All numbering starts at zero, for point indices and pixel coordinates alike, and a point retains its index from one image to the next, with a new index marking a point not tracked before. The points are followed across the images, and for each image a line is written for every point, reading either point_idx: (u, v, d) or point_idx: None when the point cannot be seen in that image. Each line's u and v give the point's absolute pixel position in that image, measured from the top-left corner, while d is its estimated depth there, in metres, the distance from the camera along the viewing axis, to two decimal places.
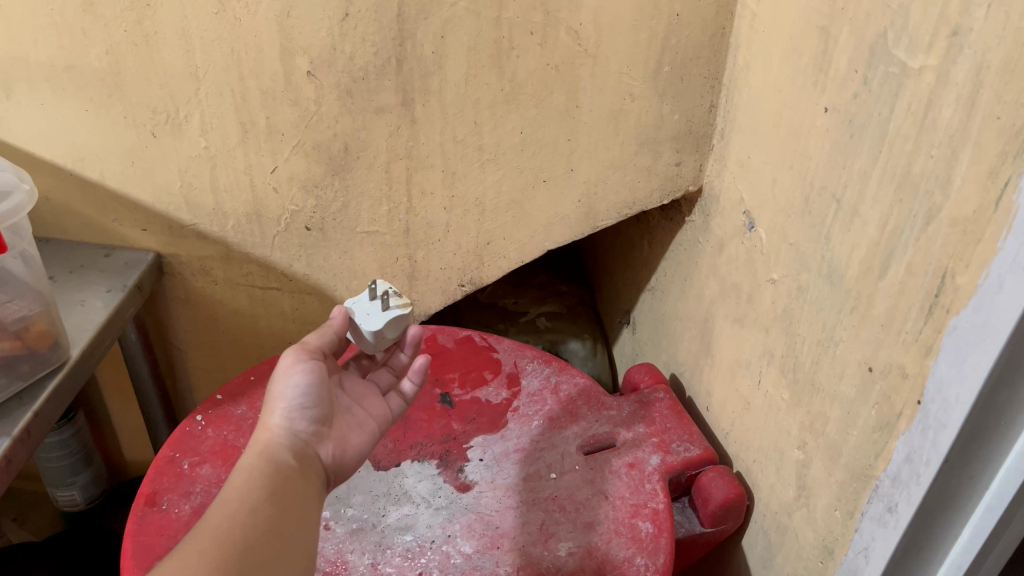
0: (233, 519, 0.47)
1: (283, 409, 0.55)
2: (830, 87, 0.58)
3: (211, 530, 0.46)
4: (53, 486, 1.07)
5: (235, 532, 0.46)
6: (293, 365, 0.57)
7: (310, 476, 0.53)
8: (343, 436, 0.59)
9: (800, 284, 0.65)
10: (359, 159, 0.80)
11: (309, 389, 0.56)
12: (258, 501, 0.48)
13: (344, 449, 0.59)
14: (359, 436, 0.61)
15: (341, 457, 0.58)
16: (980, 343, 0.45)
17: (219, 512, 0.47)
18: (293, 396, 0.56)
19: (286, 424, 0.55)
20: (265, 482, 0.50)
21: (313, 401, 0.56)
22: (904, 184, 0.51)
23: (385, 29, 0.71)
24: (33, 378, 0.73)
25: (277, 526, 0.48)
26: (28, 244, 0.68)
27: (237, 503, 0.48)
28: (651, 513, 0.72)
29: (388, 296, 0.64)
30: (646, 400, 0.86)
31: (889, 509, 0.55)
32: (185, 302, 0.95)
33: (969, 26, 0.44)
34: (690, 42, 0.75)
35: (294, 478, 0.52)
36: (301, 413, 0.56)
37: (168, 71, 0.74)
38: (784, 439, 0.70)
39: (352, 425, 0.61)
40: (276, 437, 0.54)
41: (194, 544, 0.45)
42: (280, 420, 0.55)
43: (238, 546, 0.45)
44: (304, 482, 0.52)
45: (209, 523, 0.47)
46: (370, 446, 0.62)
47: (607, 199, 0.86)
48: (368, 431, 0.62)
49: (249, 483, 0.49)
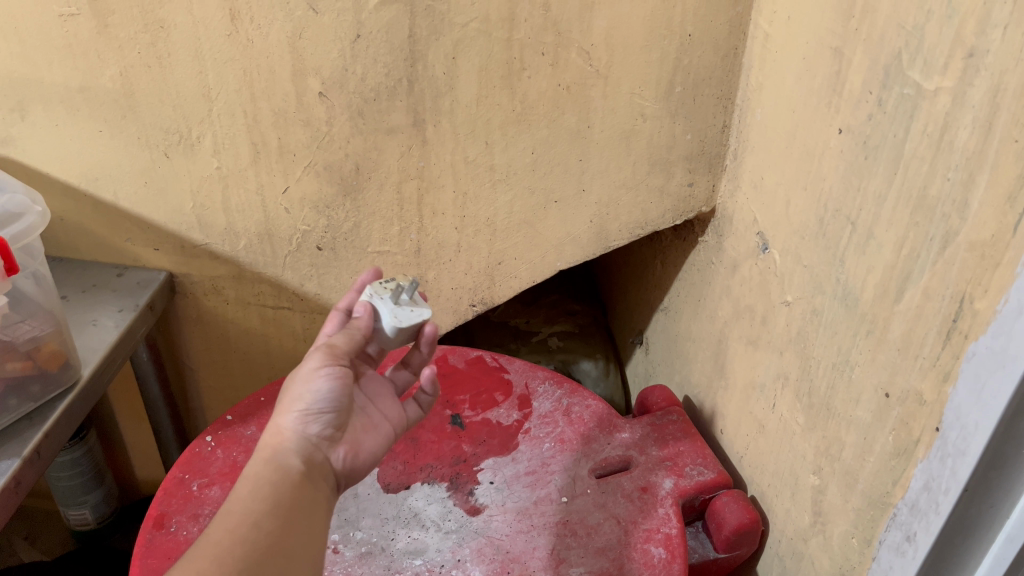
0: (234, 534, 0.46)
1: (300, 413, 0.54)
2: (843, 108, 0.58)
3: (211, 547, 0.46)
4: (64, 504, 1.07)
5: (236, 548, 0.45)
6: (317, 369, 0.55)
7: (319, 485, 0.53)
8: (356, 439, 0.58)
9: (814, 306, 0.64)
10: (370, 179, 0.80)
11: (329, 395, 0.55)
12: (260, 512, 0.48)
13: (356, 453, 0.58)
14: (372, 438, 0.60)
15: (353, 461, 0.57)
16: (999, 371, 0.44)
17: (220, 526, 0.47)
18: (310, 400, 0.54)
19: (301, 429, 0.54)
20: (269, 491, 0.50)
21: (332, 407, 0.55)
22: (921, 207, 0.50)
23: (396, 51, 0.71)
24: (44, 399, 0.72)
25: (279, 539, 0.47)
26: (39, 264, 0.68)
27: (238, 516, 0.48)
28: (664, 539, 0.71)
29: (392, 287, 0.62)
30: (660, 422, 0.85)
31: (906, 538, 0.53)
32: (196, 322, 0.95)
33: (985, 47, 0.43)
34: (703, 62, 0.75)
35: (304, 487, 0.51)
36: (317, 418, 0.55)
37: (181, 93, 0.74)
38: (799, 465, 0.68)
39: (366, 426, 0.60)
40: (288, 443, 0.53)
41: (194, 560, 0.45)
42: (295, 423, 0.54)
43: (238, 562, 0.45)
44: (313, 491, 0.52)
45: (211, 539, 0.46)
46: (383, 447, 0.61)
47: (619, 219, 0.85)
48: (381, 434, 0.61)
49: (253, 494, 0.49)
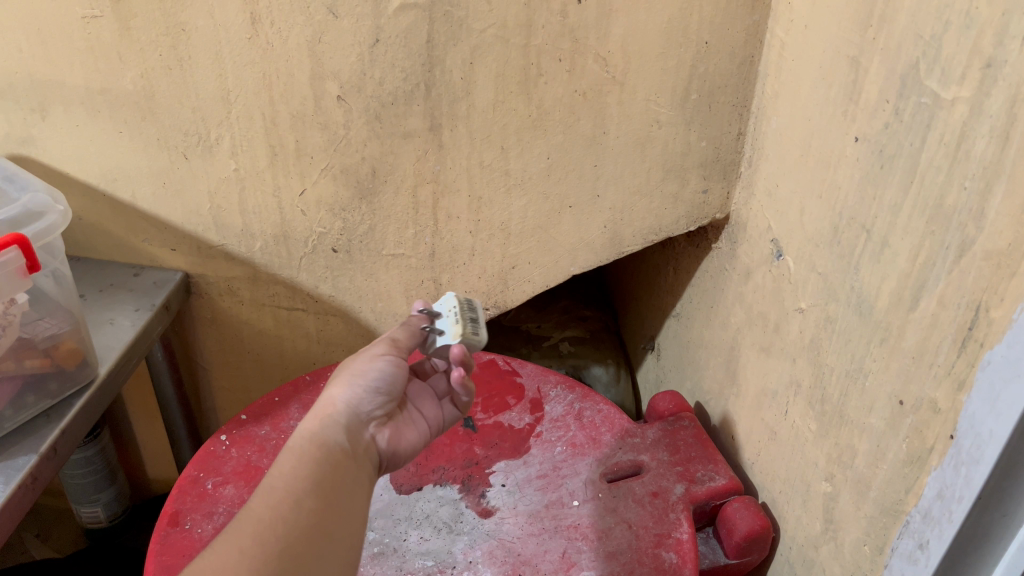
0: (277, 510, 0.47)
1: (353, 386, 0.57)
2: (860, 116, 0.58)
3: (253, 522, 0.46)
4: (77, 502, 1.07)
5: (278, 526, 0.46)
6: (378, 354, 0.60)
7: (361, 464, 0.54)
8: (398, 430, 0.60)
9: (828, 314, 0.64)
10: (386, 182, 0.81)
11: (383, 374, 0.59)
12: (303, 490, 0.48)
13: (397, 442, 0.60)
14: (413, 434, 0.62)
15: (394, 448, 0.59)
16: (1014, 380, 0.44)
17: (263, 502, 0.48)
18: (367, 377, 0.58)
19: (352, 402, 0.57)
20: (312, 470, 0.50)
21: (384, 388, 0.59)
22: (936, 217, 0.50)
23: (415, 55, 0.71)
24: (61, 396, 0.73)
25: (321, 519, 0.48)
26: (60, 263, 0.69)
27: (281, 492, 0.48)
28: (675, 544, 0.71)
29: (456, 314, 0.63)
30: (670, 428, 0.85)
31: (919, 546, 0.54)
32: (211, 323, 0.96)
33: (1003, 58, 0.44)
34: (719, 70, 0.75)
35: (344, 466, 0.52)
36: (369, 395, 0.58)
37: (201, 95, 0.75)
38: (811, 472, 0.69)
39: (409, 422, 0.62)
40: (338, 415, 0.55)
41: (236, 537, 0.46)
42: (347, 397, 0.57)
43: (278, 542, 0.45)
44: (354, 471, 0.53)
45: (252, 514, 0.47)
46: (420, 444, 0.62)
47: (632, 224, 0.86)
48: (419, 430, 0.63)
49: (296, 472, 0.49)
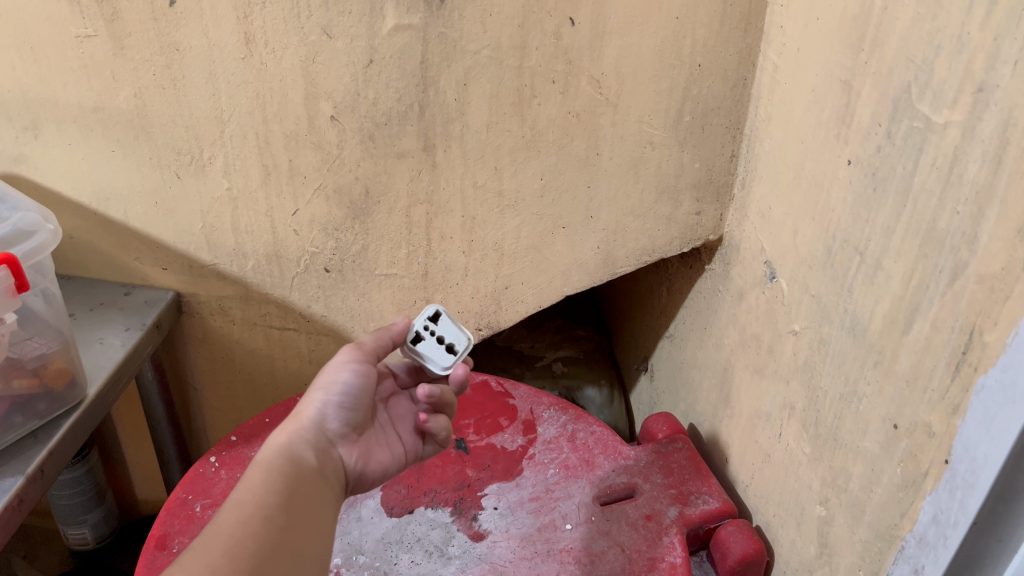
0: (246, 524, 0.47)
1: (320, 400, 0.58)
2: (852, 139, 0.58)
3: (223, 537, 0.46)
4: (64, 523, 1.06)
5: (249, 541, 0.46)
6: (344, 363, 0.60)
7: (328, 480, 0.54)
8: (370, 448, 0.61)
9: (821, 336, 0.64)
10: (379, 203, 0.81)
11: (349, 386, 0.59)
12: (271, 507, 0.49)
13: (367, 461, 0.60)
14: (385, 454, 0.62)
15: (362, 467, 0.60)
16: (1008, 405, 0.43)
17: (231, 517, 0.48)
18: (332, 391, 0.58)
19: (318, 418, 0.57)
20: (280, 486, 0.51)
21: (351, 403, 0.59)
22: (930, 239, 0.50)
23: (408, 76, 0.72)
24: (48, 417, 0.72)
25: (289, 537, 0.48)
26: (49, 282, 0.69)
27: (252, 508, 0.48)
28: (668, 567, 0.70)
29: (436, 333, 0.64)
30: (664, 450, 0.84)
31: (914, 571, 0.53)
32: (202, 342, 0.95)
33: (995, 82, 0.44)
34: (712, 92, 0.76)
35: (310, 480, 0.53)
36: (335, 409, 0.58)
37: (193, 114, 0.75)
38: (805, 495, 0.68)
39: (381, 441, 0.63)
40: (304, 430, 0.56)
41: (206, 549, 0.45)
42: (313, 412, 0.58)
43: (250, 559, 0.45)
44: (319, 488, 0.53)
45: (222, 529, 0.47)
46: (393, 467, 0.63)
47: (626, 245, 0.86)
48: (395, 453, 0.63)
49: (264, 486, 0.50)
